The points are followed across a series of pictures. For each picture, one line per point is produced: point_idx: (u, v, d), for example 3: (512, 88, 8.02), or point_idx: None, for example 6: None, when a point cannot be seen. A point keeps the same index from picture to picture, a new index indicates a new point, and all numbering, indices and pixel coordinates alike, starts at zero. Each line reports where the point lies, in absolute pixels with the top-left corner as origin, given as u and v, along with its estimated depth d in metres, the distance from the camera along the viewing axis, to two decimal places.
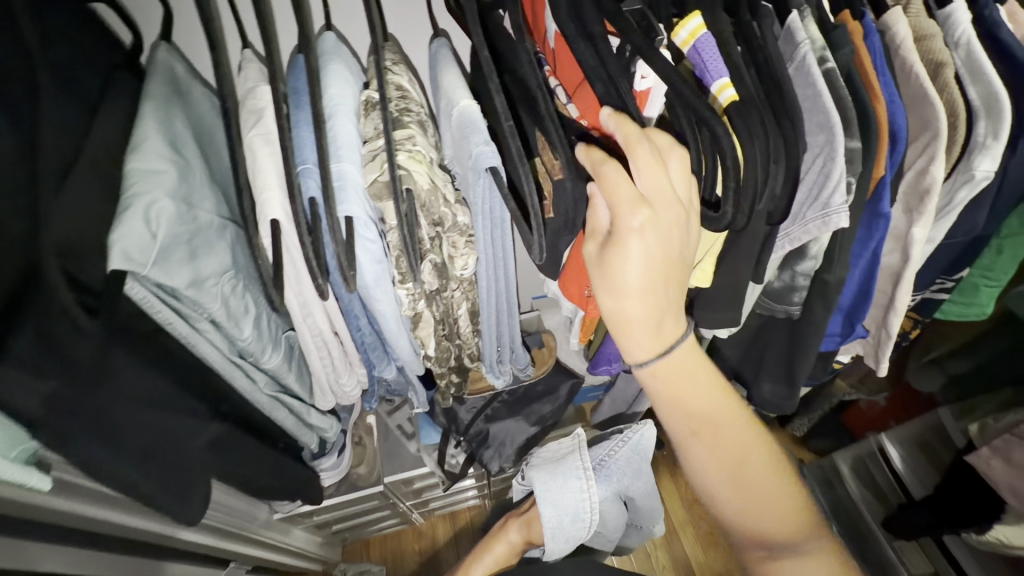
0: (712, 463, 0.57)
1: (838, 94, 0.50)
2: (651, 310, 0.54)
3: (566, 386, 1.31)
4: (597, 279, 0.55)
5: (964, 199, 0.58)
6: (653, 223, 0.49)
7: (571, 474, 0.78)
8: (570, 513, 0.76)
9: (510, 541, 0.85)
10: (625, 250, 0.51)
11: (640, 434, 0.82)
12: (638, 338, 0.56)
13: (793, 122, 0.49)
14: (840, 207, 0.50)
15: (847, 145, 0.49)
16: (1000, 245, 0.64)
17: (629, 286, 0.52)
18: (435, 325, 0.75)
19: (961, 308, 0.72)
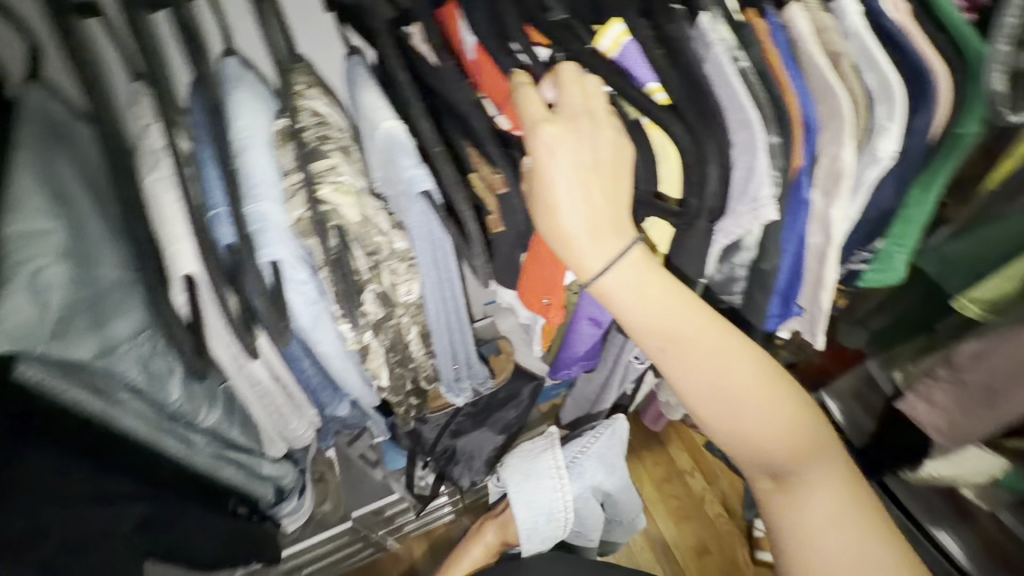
0: (705, 388, 0.55)
1: (753, 92, 0.52)
2: (588, 223, 0.50)
3: (527, 389, 1.30)
4: (532, 205, 0.52)
5: (872, 178, 0.61)
6: (561, 134, 0.48)
7: (545, 473, 0.78)
8: (544, 513, 0.76)
9: (485, 543, 0.84)
10: (546, 168, 0.49)
11: (612, 430, 0.83)
12: (584, 257, 0.51)
13: (717, 122, 0.51)
14: (766, 201, 0.53)
15: (768, 142, 0.51)
16: (907, 216, 0.71)
17: (557, 199, 0.49)
18: (386, 353, 0.72)
19: (880, 274, 0.78)
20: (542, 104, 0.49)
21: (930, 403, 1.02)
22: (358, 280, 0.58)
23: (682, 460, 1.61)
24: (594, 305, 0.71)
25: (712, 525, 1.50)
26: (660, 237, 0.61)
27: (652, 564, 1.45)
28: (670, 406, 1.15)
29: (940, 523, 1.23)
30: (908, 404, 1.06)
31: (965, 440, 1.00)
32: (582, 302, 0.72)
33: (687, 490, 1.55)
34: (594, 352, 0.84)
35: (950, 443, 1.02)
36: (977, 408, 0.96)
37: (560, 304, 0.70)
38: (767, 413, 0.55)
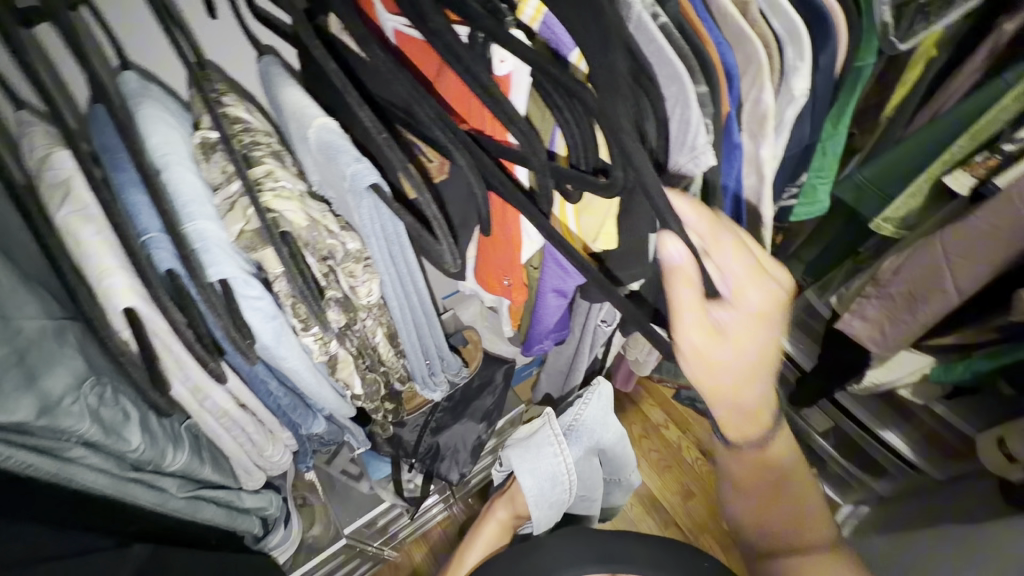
0: (751, 482, 0.73)
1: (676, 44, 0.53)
2: (756, 360, 0.63)
3: (500, 372, 1.31)
4: (709, 343, 0.61)
5: (792, 116, 0.65)
6: (762, 293, 0.60)
7: (544, 443, 0.80)
8: (548, 478, 0.78)
9: (498, 520, 0.86)
10: (742, 324, 0.61)
11: (599, 392, 0.85)
12: (743, 387, 0.65)
13: (648, 81, 0.52)
14: (704, 147, 0.55)
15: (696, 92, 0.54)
16: (823, 148, 0.78)
17: (743, 347, 0.62)
18: (353, 361, 0.70)
19: (808, 208, 0.85)
20: (747, 260, 0.59)
21: (863, 318, 1.13)
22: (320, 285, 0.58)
23: (655, 414, 1.68)
24: (556, 276, 0.70)
25: (691, 468, 1.58)
26: (608, 206, 0.59)
27: (642, 517, 1.52)
28: (638, 365, 1.20)
29: (889, 427, 1.35)
30: (845, 324, 1.16)
31: (897, 346, 1.10)
32: (546, 275, 0.71)
33: (664, 441, 1.63)
34: (563, 322, 0.85)
35: (886, 352, 1.13)
36: (903, 315, 1.06)
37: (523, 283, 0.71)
38: (780, 499, 0.72)
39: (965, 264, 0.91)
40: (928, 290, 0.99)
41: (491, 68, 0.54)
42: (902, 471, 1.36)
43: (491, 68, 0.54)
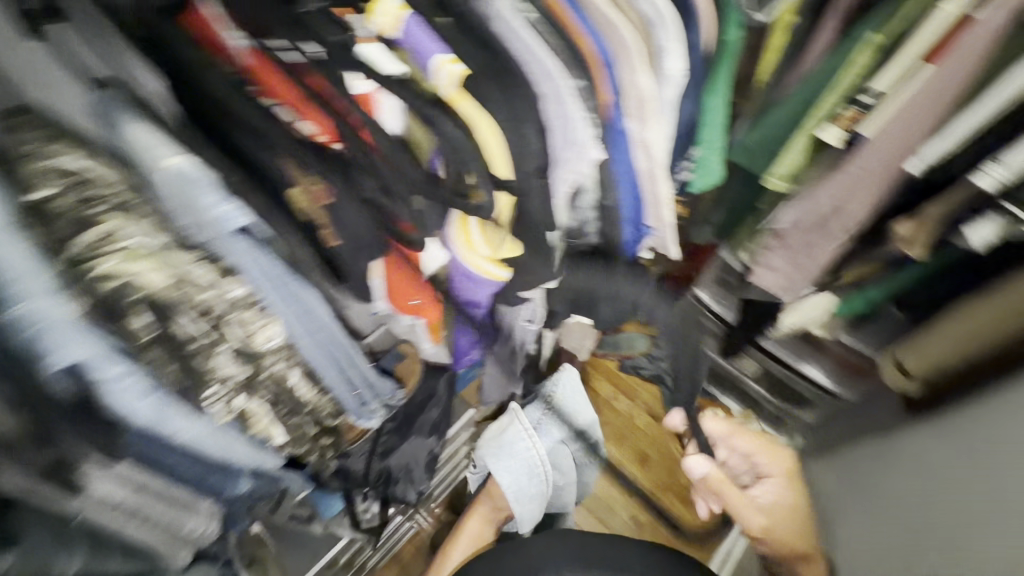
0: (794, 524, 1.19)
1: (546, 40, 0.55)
2: (791, 504, 1.22)
3: (443, 382, 1.26)
4: (746, 513, 1.17)
5: (673, 96, 0.66)
6: (773, 457, 1.23)
7: (519, 441, 1.12)
8: (526, 470, 1.10)
9: (481, 514, 1.18)
10: (781, 501, 1.22)
11: (557, 388, 1.21)
12: (790, 522, 1.18)
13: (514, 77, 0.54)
14: (589, 139, 0.58)
15: (575, 85, 0.55)
16: (707, 123, 0.80)
17: (762, 501, 1.19)
18: (273, 409, 0.65)
19: (705, 179, 0.87)
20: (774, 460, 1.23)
21: (771, 269, 1.22)
22: (189, 350, 0.50)
23: (604, 388, 1.71)
24: (467, 289, 0.71)
25: (644, 435, 1.65)
26: (509, 210, 0.59)
27: (605, 490, 1.57)
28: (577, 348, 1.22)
29: (812, 360, 1.47)
30: (756, 278, 1.24)
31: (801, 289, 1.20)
32: (459, 290, 0.72)
33: (616, 414, 1.68)
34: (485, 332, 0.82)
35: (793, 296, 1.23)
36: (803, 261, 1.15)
37: (432, 300, 0.73)
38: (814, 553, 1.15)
39: (848, 208, 1.03)
40: (823, 237, 1.10)
41: (353, 86, 0.54)
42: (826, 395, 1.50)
43: (353, 86, 0.54)
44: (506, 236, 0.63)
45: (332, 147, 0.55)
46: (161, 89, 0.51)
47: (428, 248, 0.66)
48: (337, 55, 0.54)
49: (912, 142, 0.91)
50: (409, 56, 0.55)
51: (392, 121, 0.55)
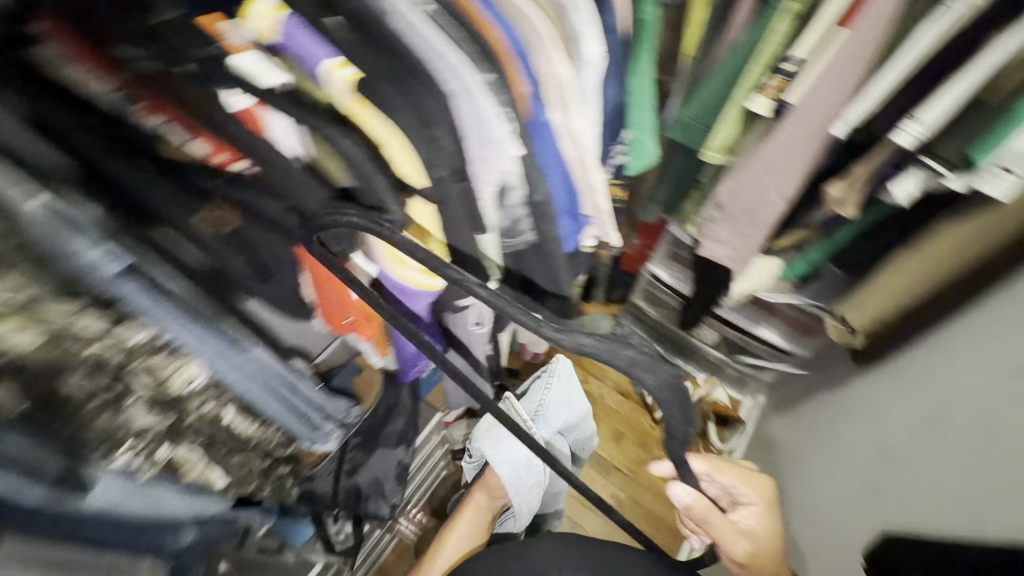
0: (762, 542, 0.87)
1: (448, 32, 0.51)
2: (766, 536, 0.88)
3: (406, 389, 1.26)
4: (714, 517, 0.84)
5: (594, 80, 0.65)
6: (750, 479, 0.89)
7: None
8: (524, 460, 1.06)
9: (478, 505, 1.13)
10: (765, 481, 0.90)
11: (555, 375, 1.13)
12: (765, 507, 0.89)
13: (416, 79, 0.49)
14: (505, 136, 0.54)
15: (484, 79, 0.52)
16: (634, 104, 0.80)
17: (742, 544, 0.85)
18: (208, 452, 0.61)
19: (640, 160, 0.87)
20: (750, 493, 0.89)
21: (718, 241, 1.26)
22: (88, 410, 0.46)
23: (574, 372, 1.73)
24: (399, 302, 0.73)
25: (616, 414, 1.67)
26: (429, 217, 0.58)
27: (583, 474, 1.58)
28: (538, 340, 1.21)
29: (766, 323, 1.52)
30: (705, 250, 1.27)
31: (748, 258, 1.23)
32: (394, 300, 0.74)
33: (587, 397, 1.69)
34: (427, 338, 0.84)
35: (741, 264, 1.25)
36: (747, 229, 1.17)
37: (366, 317, 0.75)
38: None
39: (783, 175, 1.05)
40: (763, 206, 1.12)
41: (236, 105, 0.50)
42: (783, 354, 1.57)
43: (236, 105, 0.50)
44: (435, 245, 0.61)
45: (233, 167, 0.54)
46: (18, 125, 0.42)
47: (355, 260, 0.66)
48: (210, 72, 0.46)
49: (835, 106, 0.93)
50: (294, 63, 0.49)
51: (285, 138, 0.55)
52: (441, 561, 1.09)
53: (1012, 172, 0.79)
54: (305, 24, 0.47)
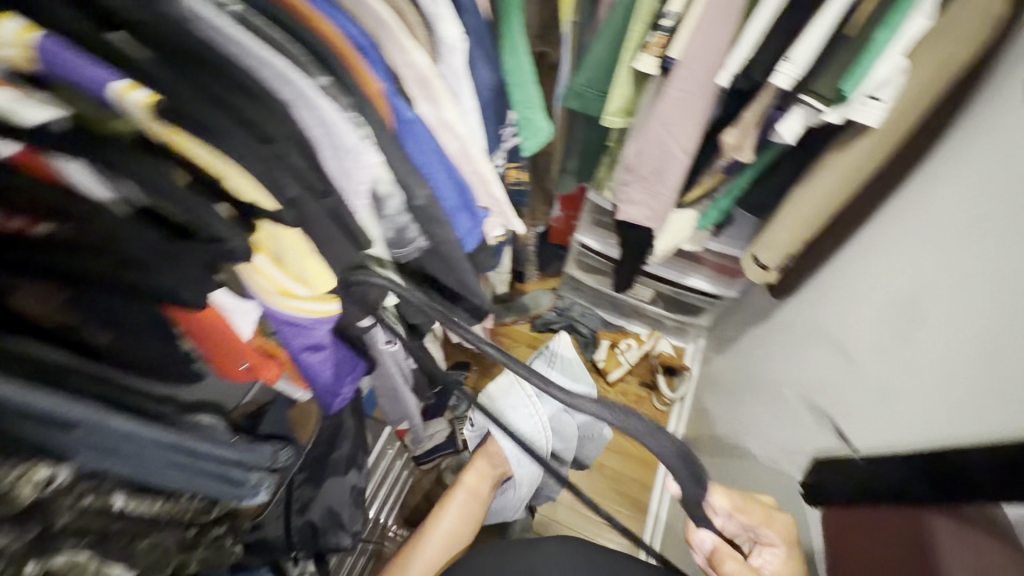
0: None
1: (262, 35, 0.44)
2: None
3: (346, 411, 1.17)
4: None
5: (460, 64, 0.62)
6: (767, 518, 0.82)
7: (518, 404, 1.03)
8: (527, 431, 1.01)
9: (478, 472, 1.11)
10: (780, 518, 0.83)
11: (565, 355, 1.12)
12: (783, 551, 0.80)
13: (238, 91, 0.42)
14: (361, 143, 0.49)
15: (319, 85, 0.47)
16: (514, 82, 0.79)
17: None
18: (100, 550, 0.52)
19: (533, 139, 0.87)
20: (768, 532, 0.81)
21: (633, 203, 1.24)
22: None
23: None
24: (294, 333, 0.56)
25: None
26: (295, 242, 0.48)
27: None
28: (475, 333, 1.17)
29: (694, 272, 1.56)
30: (624, 215, 1.26)
31: (665, 214, 1.23)
32: (286, 337, 0.57)
33: None
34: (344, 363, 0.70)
35: (660, 222, 1.26)
36: (658, 188, 1.17)
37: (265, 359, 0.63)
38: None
39: (681, 130, 1.03)
40: (668, 162, 1.10)
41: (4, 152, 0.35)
42: (713, 299, 1.63)
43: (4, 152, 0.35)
44: (315, 270, 0.50)
45: (39, 232, 0.36)
46: None
47: (223, 301, 0.55)
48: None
49: (717, 56, 0.92)
50: (76, 92, 0.38)
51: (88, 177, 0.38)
52: (432, 540, 1.00)
53: (882, 101, 0.82)
54: (76, 44, 0.37)
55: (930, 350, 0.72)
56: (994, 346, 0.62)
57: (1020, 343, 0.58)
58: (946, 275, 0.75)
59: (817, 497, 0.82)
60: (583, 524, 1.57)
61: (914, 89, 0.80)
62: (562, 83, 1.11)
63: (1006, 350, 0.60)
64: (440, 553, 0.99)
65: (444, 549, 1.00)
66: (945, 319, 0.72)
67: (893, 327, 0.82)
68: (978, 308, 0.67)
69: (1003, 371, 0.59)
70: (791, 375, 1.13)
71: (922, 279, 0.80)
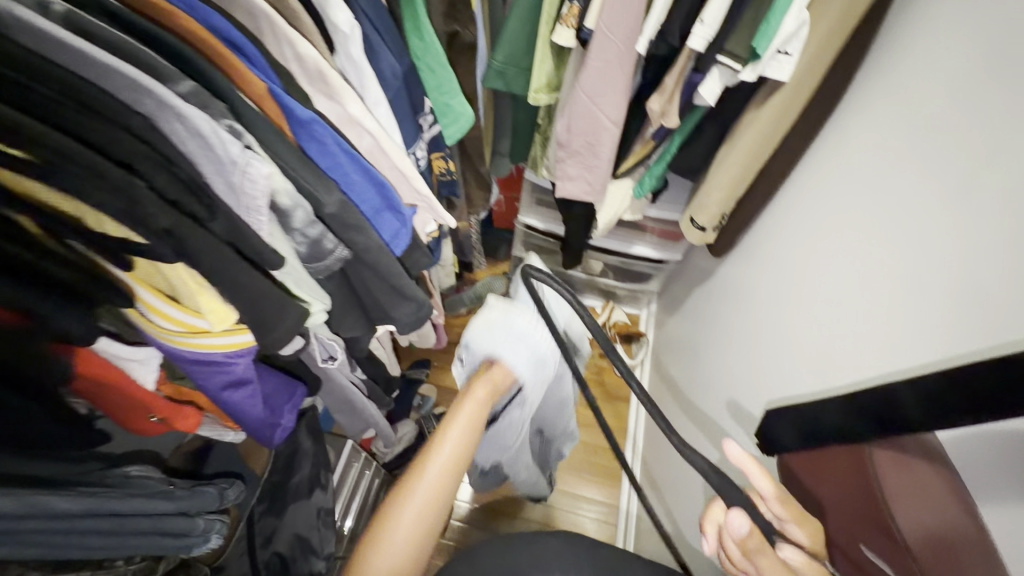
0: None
1: (105, 39, 0.38)
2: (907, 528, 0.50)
3: (303, 432, 1.05)
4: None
5: (359, 53, 0.58)
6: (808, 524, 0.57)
7: (521, 328, 0.78)
8: (535, 358, 0.78)
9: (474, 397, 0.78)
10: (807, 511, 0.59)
11: None
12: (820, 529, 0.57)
13: (80, 105, 0.37)
14: (244, 155, 0.42)
15: (182, 90, 0.41)
16: (427, 64, 0.76)
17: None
18: None
19: (455, 125, 0.85)
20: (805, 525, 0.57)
21: (570, 179, 1.21)
22: None
23: None
24: (209, 372, 0.55)
25: None
26: (187, 279, 0.46)
27: None
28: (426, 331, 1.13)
29: (639, 241, 1.57)
30: (562, 192, 1.23)
31: (603, 187, 1.21)
32: (201, 378, 0.55)
33: None
34: (274, 393, 0.68)
35: (599, 195, 1.24)
36: (592, 161, 1.15)
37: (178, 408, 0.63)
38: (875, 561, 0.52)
39: (607, 99, 1.01)
40: (598, 134, 1.07)
41: None
42: (658, 264, 1.66)
43: None
44: (213, 304, 0.48)
45: None
46: None
47: (115, 348, 0.53)
48: None
49: (634, 23, 0.89)
50: None
51: None
52: (421, 495, 0.71)
53: (792, 55, 0.83)
54: None
55: (914, 270, 0.64)
56: (942, 272, 0.60)
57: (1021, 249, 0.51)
58: (911, 187, 0.68)
59: (767, 445, 0.70)
60: (562, 500, 1.58)
61: (821, 40, 0.82)
62: (480, 62, 1.06)
63: (930, 278, 0.62)
64: (440, 493, 0.72)
65: (439, 501, 0.72)
66: (923, 235, 0.64)
67: (865, 253, 0.74)
68: (962, 215, 0.59)
69: (931, 300, 0.61)
70: (767, 289, 1.04)
71: (882, 197, 0.73)
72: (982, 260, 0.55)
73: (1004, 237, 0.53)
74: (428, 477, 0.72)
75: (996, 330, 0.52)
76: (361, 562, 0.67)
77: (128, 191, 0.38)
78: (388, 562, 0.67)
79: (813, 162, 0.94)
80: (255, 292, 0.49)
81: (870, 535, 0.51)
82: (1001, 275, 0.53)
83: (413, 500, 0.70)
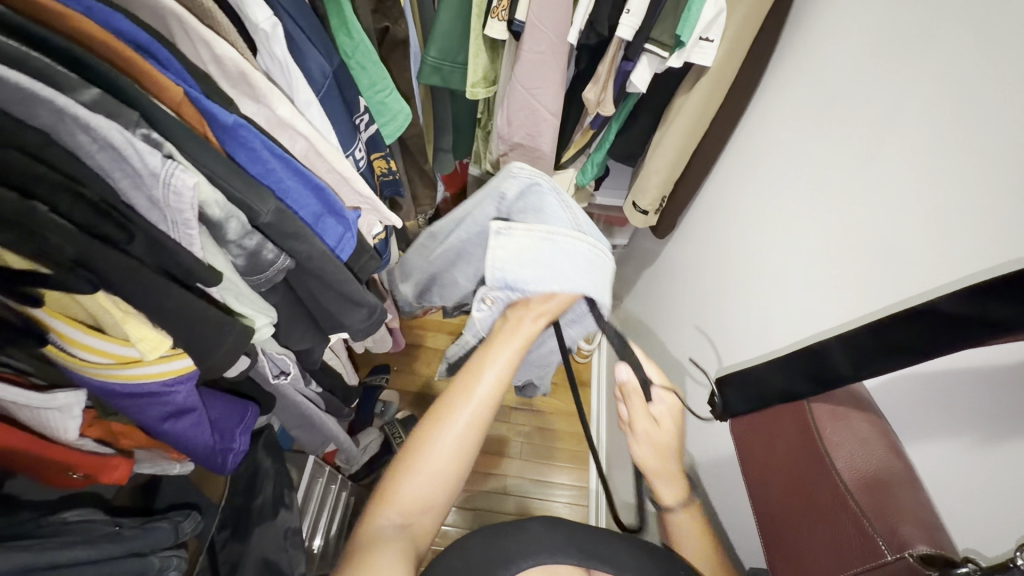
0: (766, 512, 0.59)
1: None
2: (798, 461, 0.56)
3: (261, 453, 1.01)
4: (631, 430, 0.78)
5: (284, 52, 0.55)
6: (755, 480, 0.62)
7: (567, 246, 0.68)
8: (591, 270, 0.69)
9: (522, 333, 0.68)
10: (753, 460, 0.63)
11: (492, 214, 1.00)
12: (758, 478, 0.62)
13: None
14: (165, 166, 0.40)
15: (87, 100, 0.38)
16: (359, 62, 0.73)
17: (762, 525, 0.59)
18: None
19: (394, 124, 0.83)
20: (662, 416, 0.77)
21: None
22: None
23: None
24: (144, 405, 0.52)
25: None
26: (112, 307, 0.44)
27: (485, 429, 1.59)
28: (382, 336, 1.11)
29: None
30: None
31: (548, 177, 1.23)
32: (137, 414, 0.53)
33: None
34: (222, 417, 0.65)
35: None
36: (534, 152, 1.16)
37: (111, 458, 0.60)
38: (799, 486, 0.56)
39: (544, 90, 1.02)
40: (538, 125, 1.08)
41: None
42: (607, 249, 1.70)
43: None
44: (142, 331, 0.46)
45: None
46: None
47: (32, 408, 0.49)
48: None
49: (562, 14, 0.91)
50: None
51: None
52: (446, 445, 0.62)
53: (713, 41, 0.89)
54: None
55: (841, 234, 0.69)
56: (862, 234, 0.65)
57: (922, 209, 0.57)
58: (831, 157, 0.73)
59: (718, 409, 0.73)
60: (535, 487, 1.61)
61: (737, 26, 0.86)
62: (413, 59, 1.04)
63: (852, 240, 0.67)
64: (479, 418, 0.63)
65: (467, 452, 0.63)
66: (847, 200, 0.69)
67: (798, 220, 0.79)
68: (873, 180, 0.64)
69: (855, 259, 0.66)
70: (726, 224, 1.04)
71: (808, 167, 0.78)
72: (887, 221, 0.61)
73: (907, 199, 0.59)
74: (472, 396, 0.63)
75: (905, 283, 0.58)
76: (391, 480, 0.61)
77: (22, 217, 0.35)
78: (418, 484, 0.60)
79: (741, 140, 1.00)
80: (189, 310, 0.47)
81: (810, 469, 0.55)
82: (906, 233, 0.58)
83: (453, 425, 0.62)
